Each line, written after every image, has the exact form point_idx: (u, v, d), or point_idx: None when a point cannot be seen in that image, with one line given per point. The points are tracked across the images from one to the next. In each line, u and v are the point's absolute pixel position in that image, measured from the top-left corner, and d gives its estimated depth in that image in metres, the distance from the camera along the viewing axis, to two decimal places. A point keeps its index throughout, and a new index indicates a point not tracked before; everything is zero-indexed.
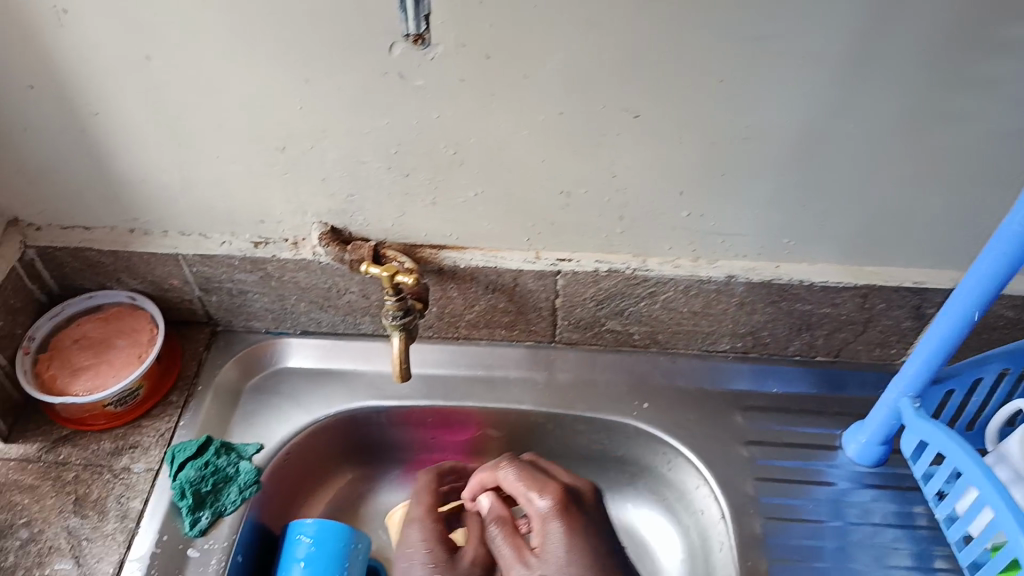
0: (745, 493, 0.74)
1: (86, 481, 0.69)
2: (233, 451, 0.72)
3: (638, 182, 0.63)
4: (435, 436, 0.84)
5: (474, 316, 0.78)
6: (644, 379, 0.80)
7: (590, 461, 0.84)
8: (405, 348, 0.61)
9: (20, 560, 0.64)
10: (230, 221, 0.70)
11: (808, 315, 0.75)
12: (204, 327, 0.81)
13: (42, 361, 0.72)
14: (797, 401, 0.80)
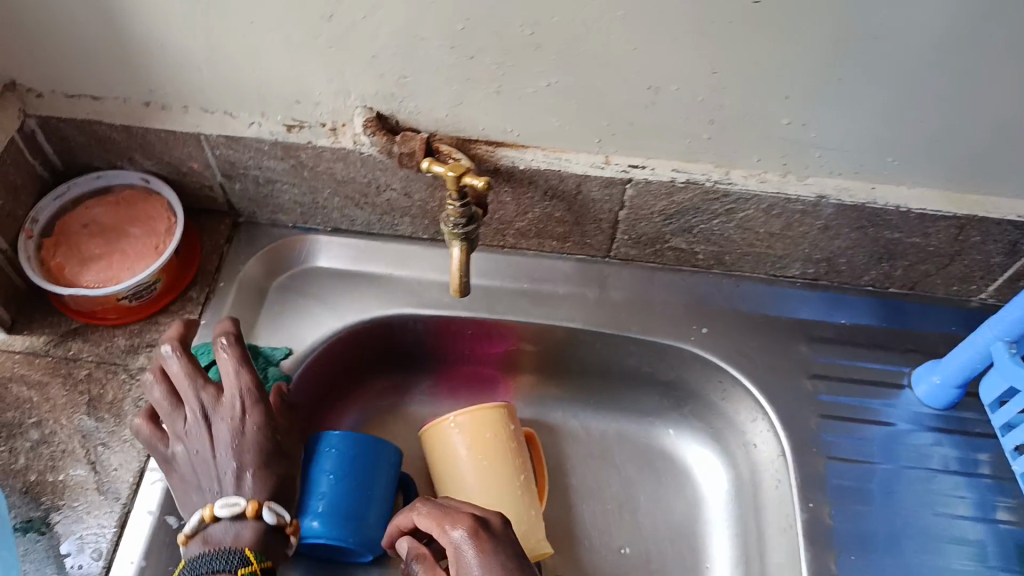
0: (805, 429, 0.69)
1: (101, 381, 0.64)
2: (260, 355, 0.66)
3: (739, 83, 0.55)
4: (471, 348, 0.78)
5: (525, 223, 0.70)
6: (705, 303, 0.73)
7: (634, 383, 0.79)
8: (464, 260, 0.55)
9: (33, 462, 0.61)
10: (261, 100, 0.61)
11: (893, 244, 0.68)
12: (224, 218, 0.73)
13: (47, 247, 0.65)
14: (865, 334, 0.74)
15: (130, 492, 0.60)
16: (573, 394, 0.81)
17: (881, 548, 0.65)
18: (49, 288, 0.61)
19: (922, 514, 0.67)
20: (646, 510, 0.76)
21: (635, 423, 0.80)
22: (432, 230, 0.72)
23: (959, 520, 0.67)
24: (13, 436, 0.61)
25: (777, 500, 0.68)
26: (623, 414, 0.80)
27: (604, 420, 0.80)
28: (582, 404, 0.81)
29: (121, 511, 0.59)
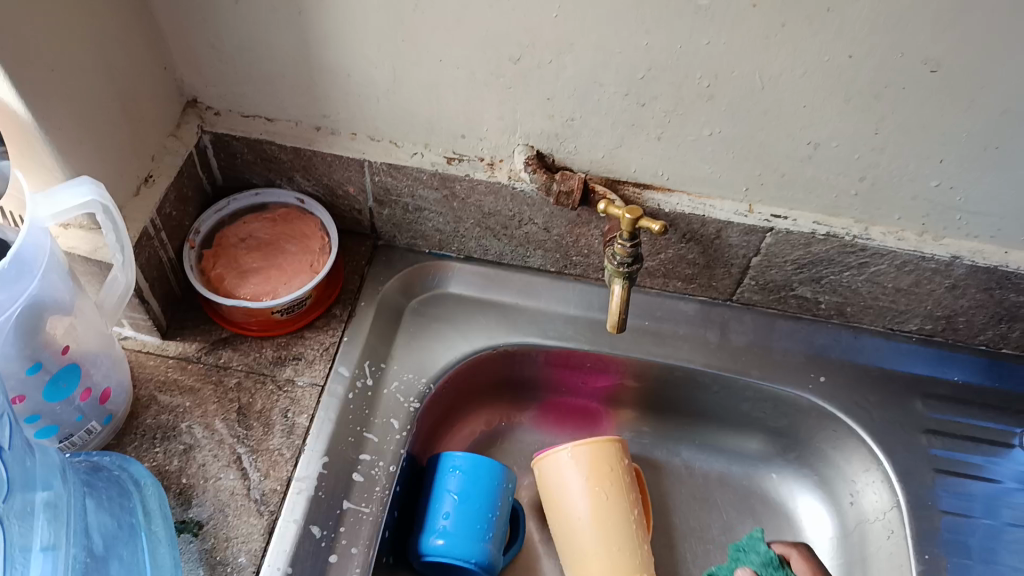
0: (925, 484, 0.70)
1: (250, 390, 0.66)
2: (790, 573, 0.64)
3: (898, 144, 0.58)
4: (581, 381, 0.80)
5: (656, 263, 0.73)
6: (824, 353, 0.75)
7: (742, 427, 0.80)
8: (624, 297, 0.57)
9: (185, 466, 0.62)
10: (430, 131, 0.65)
11: (1017, 307, 0.70)
12: (364, 240, 0.76)
13: (207, 258, 0.68)
14: (979, 393, 0.74)
15: (276, 500, 0.61)
16: (680, 434, 0.82)
17: None
18: (212, 296, 0.64)
19: None
20: None
21: (743, 467, 0.80)
22: (561, 264, 0.75)
23: None
24: (166, 438, 0.63)
25: (889, 552, 0.69)
26: (730, 457, 0.81)
27: (707, 461, 0.81)
28: (688, 445, 0.81)
29: (268, 517, 0.60)
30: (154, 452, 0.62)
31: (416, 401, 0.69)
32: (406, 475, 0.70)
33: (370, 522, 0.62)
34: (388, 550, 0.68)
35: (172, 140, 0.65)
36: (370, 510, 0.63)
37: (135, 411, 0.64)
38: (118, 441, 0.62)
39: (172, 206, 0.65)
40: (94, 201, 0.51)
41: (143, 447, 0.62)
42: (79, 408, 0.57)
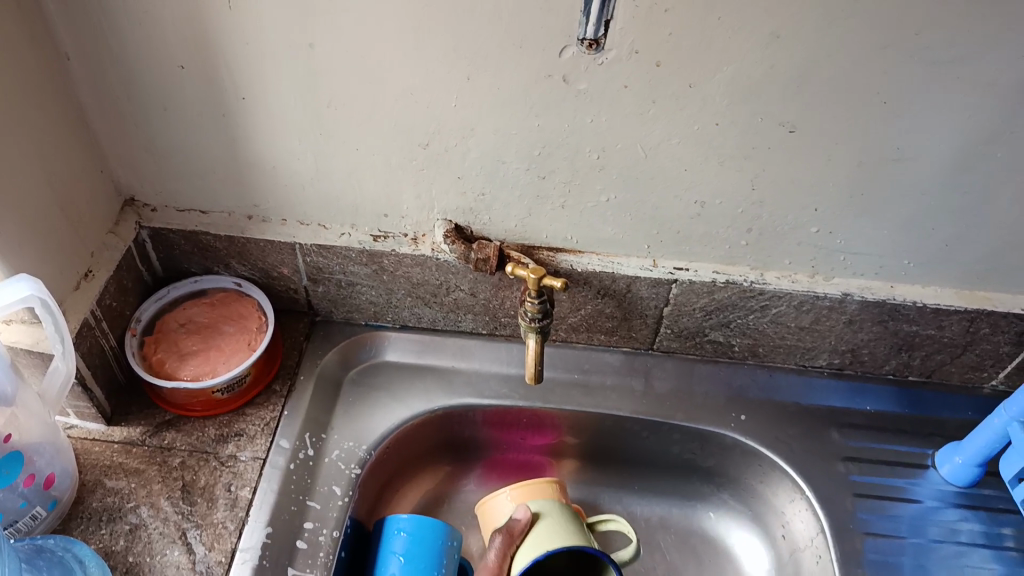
0: (845, 509, 0.74)
1: (193, 467, 0.69)
2: None
3: (775, 198, 0.64)
4: (520, 437, 0.83)
5: (577, 319, 0.78)
6: (743, 393, 0.80)
7: (676, 469, 0.83)
8: (538, 350, 0.62)
9: (130, 546, 0.64)
10: (354, 212, 0.70)
11: (912, 336, 0.76)
12: (302, 317, 0.80)
13: (149, 344, 0.72)
14: (890, 420, 0.79)
15: (222, 572, 0.63)
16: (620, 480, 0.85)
17: None
18: (153, 380, 0.68)
19: None
20: None
21: (682, 508, 0.83)
22: (492, 325, 0.79)
23: None
24: (112, 520, 0.65)
25: None
26: (669, 500, 0.84)
27: (647, 505, 0.83)
28: (628, 490, 0.84)
29: None
30: (100, 534, 0.64)
31: (356, 468, 0.72)
32: (352, 541, 0.72)
33: None
34: None
35: (111, 236, 0.70)
36: None
37: (81, 496, 0.66)
38: (63, 525, 0.64)
39: (113, 298, 0.69)
40: (32, 295, 0.54)
41: (89, 529, 0.65)
42: (23, 495, 0.60)
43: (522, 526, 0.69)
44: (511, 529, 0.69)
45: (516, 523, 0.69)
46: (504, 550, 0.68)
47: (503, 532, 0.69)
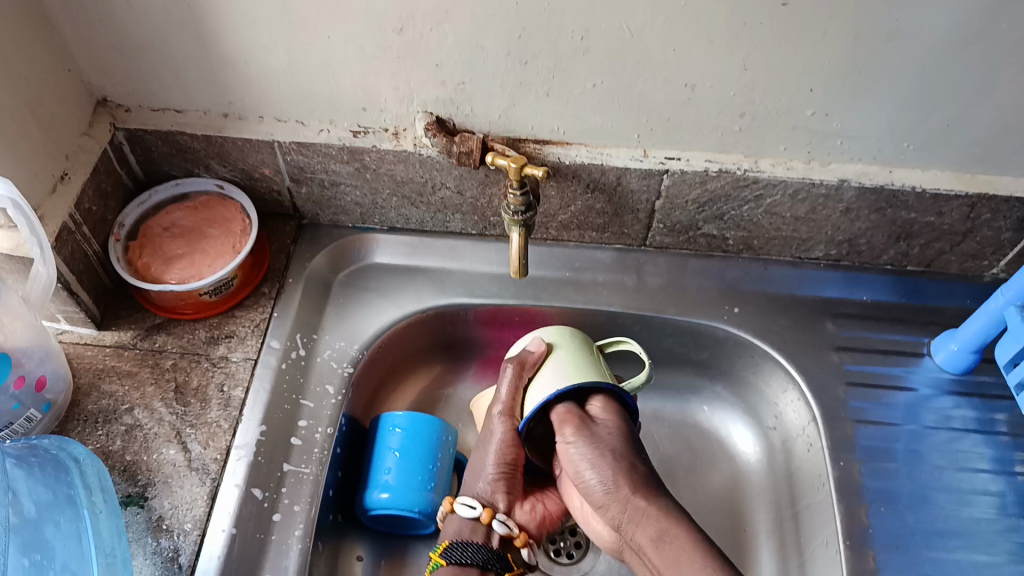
0: (836, 397, 0.74)
1: (185, 369, 0.70)
2: None
3: (767, 79, 0.61)
4: (513, 337, 0.83)
5: (568, 215, 0.76)
6: (737, 286, 0.79)
7: (671, 364, 0.83)
8: (522, 244, 0.61)
9: (128, 445, 0.66)
10: (332, 107, 0.68)
11: (910, 224, 0.74)
12: (289, 220, 0.79)
13: (134, 249, 0.72)
14: (886, 310, 0.78)
15: (218, 467, 0.65)
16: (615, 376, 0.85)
17: (894, 497, 0.69)
18: (139, 285, 0.68)
19: (945, 470, 0.70)
20: (685, 481, 0.79)
21: (677, 402, 0.84)
22: (481, 225, 0.78)
23: (981, 474, 0.70)
24: (108, 421, 0.67)
25: (810, 462, 0.73)
26: (663, 394, 0.84)
27: (642, 400, 0.84)
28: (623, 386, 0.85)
29: (211, 484, 0.64)
30: (97, 435, 0.66)
31: (348, 367, 0.73)
32: (348, 437, 0.74)
33: (310, 480, 0.67)
34: (332, 508, 0.70)
35: (86, 139, 0.68)
36: (310, 470, 0.67)
37: (76, 399, 0.68)
38: (61, 427, 0.66)
39: (92, 202, 0.68)
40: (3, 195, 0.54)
41: (86, 431, 0.66)
42: (15, 397, 0.61)
43: (536, 358, 0.69)
44: (524, 360, 0.68)
45: (528, 355, 0.69)
46: (517, 381, 0.68)
47: (516, 362, 0.68)
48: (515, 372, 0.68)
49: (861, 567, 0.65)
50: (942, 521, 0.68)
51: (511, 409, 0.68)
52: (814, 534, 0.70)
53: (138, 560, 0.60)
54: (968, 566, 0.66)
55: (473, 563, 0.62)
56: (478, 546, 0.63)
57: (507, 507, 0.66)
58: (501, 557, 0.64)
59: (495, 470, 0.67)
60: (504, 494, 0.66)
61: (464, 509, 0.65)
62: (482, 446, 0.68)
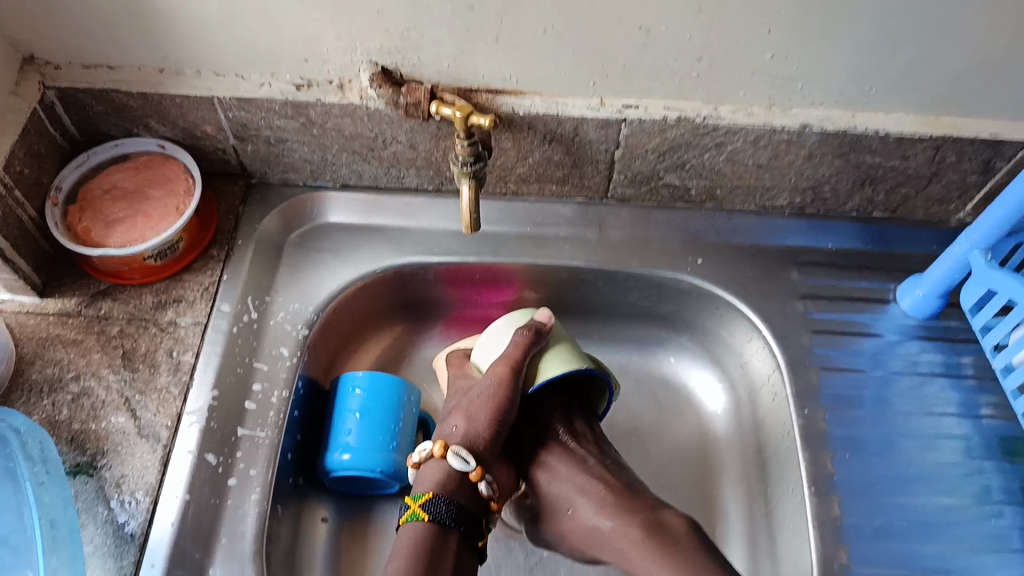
0: (800, 347, 0.73)
1: (133, 335, 0.68)
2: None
3: (724, 21, 0.59)
4: (475, 295, 0.81)
5: (526, 169, 0.74)
6: (701, 237, 0.77)
7: (636, 318, 0.82)
8: (473, 198, 0.59)
9: (75, 414, 0.64)
10: (273, 59, 0.65)
11: (875, 169, 0.72)
12: (238, 180, 0.77)
13: (73, 213, 0.69)
14: (852, 257, 0.77)
15: (169, 434, 0.63)
16: (580, 331, 0.84)
17: (859, 445, 0.68)
18: (78, 249, 0.65)
19: (912, 415, 0.70)
20: (651, 435, 0.79)
21: (642, 356, 0.83)
22: (438, 180, 0.75)
23: (947, 418, 0.70)
24: (53, 390, 0.65)
25: (775, 411, 0.72)
26: (629, 349, 0.83)
27: (607, 356, 0.83)
28: (589, 342, 0.83)
29: (162, 451, 0.62)
30: (42, 405, 0.64)
31: (303, 329, 0.71)
32: (307, 400, 0.72)
33: (266, 444, 0.65)
34: (292, 472, 0.69)
35: (15, 99, 0.65)
36: (266, 433, 0.65)
37: (20, 369, 0.65)
38: (5, 399, 0.64)
39: (24, 164, 0.65)
40: None
41: (31, 401, 0.64)
42: None
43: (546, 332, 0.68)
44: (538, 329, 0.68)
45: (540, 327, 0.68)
46: (531, 345, 0.66)
47: (531, 329, 0.67)
48: (530, 337, 0.66)
49: (824, 514, 0.64)
50: (906, 466, 0.67)
51: (516, 367, 0.65)
52: (782, 481, 0.70)
53: (90, 529, 0.59)
54: (933, 510, 0.66)
55: (448, 525, 0.58)
56: (456, 507, 0.59)
57: (490, 466, 0.62)
58: (473, 523, 0.60)
59: (489, 420, 0.63)
60: (492, 448, 0.62)
61: (458, 462, 0.60)
62: (482, 395, 0.64)
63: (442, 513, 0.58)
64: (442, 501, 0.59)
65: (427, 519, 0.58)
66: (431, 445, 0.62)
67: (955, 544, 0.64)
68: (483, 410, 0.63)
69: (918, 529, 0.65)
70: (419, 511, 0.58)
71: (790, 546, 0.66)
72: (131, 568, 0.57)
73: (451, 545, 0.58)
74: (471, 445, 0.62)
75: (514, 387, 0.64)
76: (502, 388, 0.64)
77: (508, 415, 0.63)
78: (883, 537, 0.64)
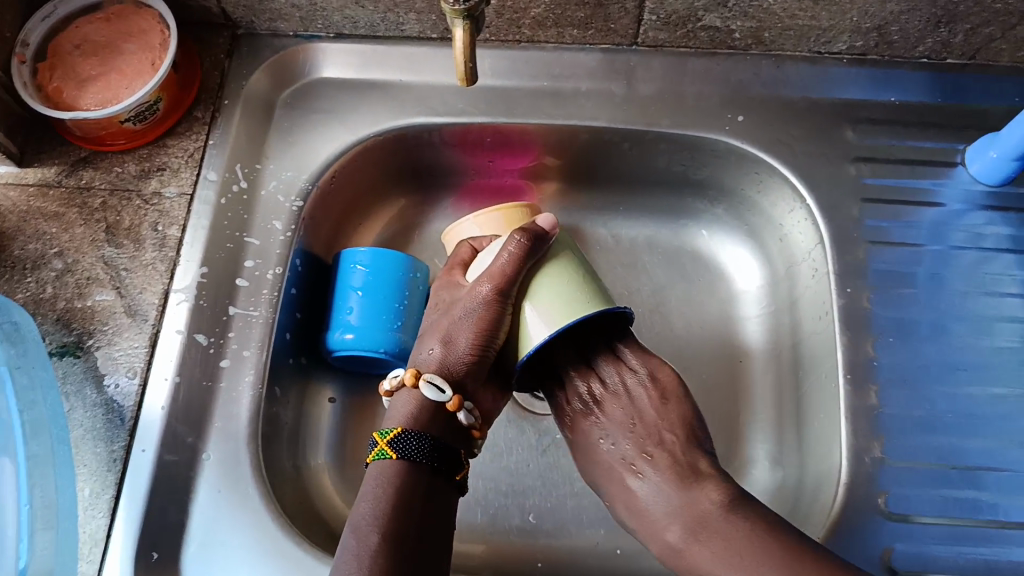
0: (850, 216, 0.64)
1: (116, 208, 0.62)
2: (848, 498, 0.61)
3: None
4: (490, 161, 0.74)
5: (541, 10, 0.64)
6: (743, 90, 0.68)
7: (666, 185, 0.74)
8: (468, 41, 0.50)
9: (60, 291, 0.59)
10: None
11: (955, 4, 0.60)
12: (222, 31, 0.69)
13: (43, 71, 0.62)
14: (918, 112, 0.67)
15: (157, 314, 0.59)
16: (605, 198, 0.76)
17: (906, 328, 0.61)
18: (47, 112, 0.59)
19: (969, 295, 0.62)
20: (679, 311, 0.73)
21: (673, 227, 0.76)
22: (441, 27, 0.67)
23: (1009, 299, 0.62)
24: (36, 268, 0.60)
25: (813, 291, 0.65)
26: (659, 219, 0.76)
27: (634, 226, 0.76)
28: (614, 210, 0.76)
29: (150, 331, 0.58)
30: (27, 284, 0.60)
31: (297, 201, 0.65)
32: (307, 277, 0.67)
33: (261, 323, 0.61)
34: (295, 352, 0.65)
35: None
36: (259, 313, 0.61)
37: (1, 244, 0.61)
38: None
39: None
40: None
41: (15, 279, 0.60)
42: None
43: (547, 240, 0.57)
44: (536, 236, 0.56)
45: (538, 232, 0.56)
46: (525, 260, 0.55)
47: (527, 238, 0.55)
48: (524, 249, 0.55)
49: (861, 403, 0.59)
50: (956, 353, 0.61)
51: (507, 289, 0.56)
52: (815, 365, 0.64)
53: (78, 413, 0.56)
54: (984, 401, 0.59)
55: (421, 462, 0.53)
56: (430, 441, 0.54)
57: (471, 392, 0.58)
58: (454, 457, 0.54)
59: (471, 347, 0.57)
60: (474, 377, 0.58)
61: (431, 391, 0.56)
62: (466, 317, 0.57)
63: (412, 451, 0.52)
64: (413, 438, 0.53)
65: (396, 457, 0.52)
66: (403, 373, 0.57)
67: (1004, 439, 0.58)
68: (465, 332, 0.57)
69: (962, 421, 0.59)
70: (386, 450, 0.53)
71: (821, 435, 0.61)
72: (123, 452, 0.55)
73: (426, 485, 0.52)
74: (448, 373, 0.57)
75: (500, 309, 0.56)
76: (488, 310, 0.56)
77: (494, 341, 0.57)
78: (925, 431, 0.58)
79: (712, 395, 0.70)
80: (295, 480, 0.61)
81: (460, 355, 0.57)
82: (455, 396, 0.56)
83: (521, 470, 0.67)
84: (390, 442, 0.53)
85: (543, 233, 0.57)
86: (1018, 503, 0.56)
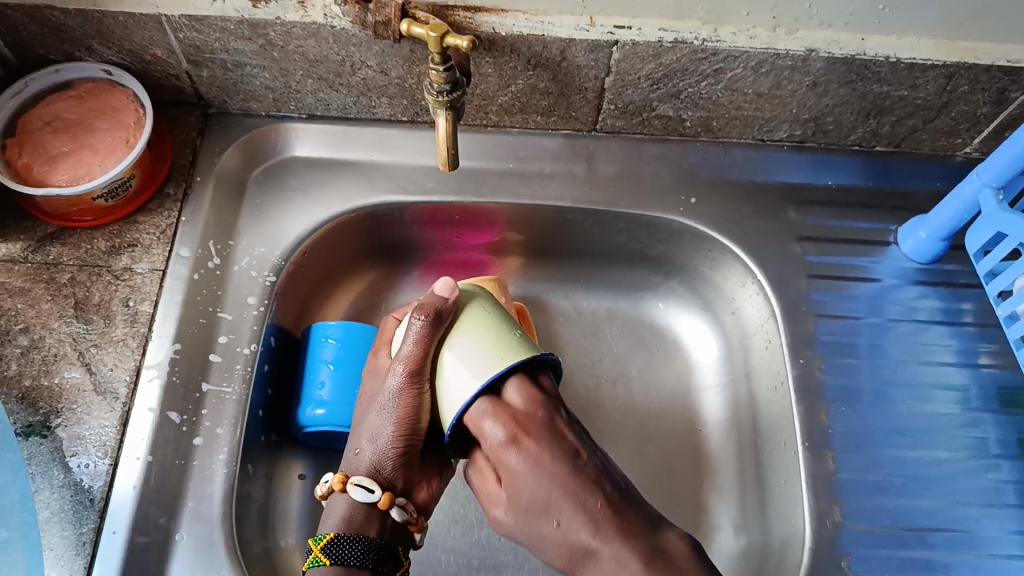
0: (797, 290, 0.69)
1: (86, 284, 0.62)
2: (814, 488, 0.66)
3: None
4: (456, 237, 0.76)
5: (509, 98, 0.68)
6: (696, 173, 0.73)
7: (624, 261, 0.78)
8: (451, 129, 0.55)
9: (25, 369, 0.58)
10: None
11: (881, 99, 0.67)
12: (194, 110, 0.71)
13: (11, 148, 0.62)
14: (853, 195, 0.73)
15: (128, 390, 0.58)
16: (566, 273, 0.79)
17: (851, 396, 0.65)
18: (21, 188, 0.59)
19: (908, 364, 0.67)
20: (639, 382, 0.76)
21: (631, 301, 0.79)
22: (412, 110, 0.69)
23: (945, 367, 0.67)
24: (0, 344, 0.59)
25: (768, 360, 0.69)
26: (617, 292, 0.79)
27: (594, 299, 0.79)
28: (575, 284, 0.79)
29: (121, 409, 0.58)
30: None
31: (270, 276, 0.66)
32: (277, 352, 0.68)
33: (233, 400, 0.61)
34: (265, 429, 0.65)
35: None
36: (233, 389, 0.61)
37: None
38: None
39: None
40: None
41: None
42: None
43: (449, 309, 0.58)
44: (438, 310, 0.57)
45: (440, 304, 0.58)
46: (430, 334, 0.57)
47: (428, 314, 0.57)
48: (428, 326, 0.57)
49: (818, 468, 0.62)
50: (898, 418, 0.65)
51: (419, 367, 0.57)
52: (773, 433, 0.67)
53: (44, 494, 0.54)
54: (928, 463, 0.63)
55: (358, 565, 0.53)
56: (364, 542, 0.54)
57: (404, 487, 0.58)
58: (385, 554, 0.55)
59: (394, 438, 0.57)
60: (401, 472, 0.57)
61: (361, 493, 0.55)
62: (385, 407, 0.57)
63: (351, 556, 0.53)
64: (350, 541, 0.53)
65: (332, 562, 0.52)
66: (332, 477, 0.56)
67: (947, 499, 0.62)
68: (389, 432, 0.57)
69: (911, 483, 0.63)
70: (321, 555, 0.53)
71: (779, 503, 0.65)
72: (92, 535, 0.54)
73: None
74: (377, 471, 0.57)
75: (421, 390, 0.57)
76: (408, 396, 0.57)
77: (419, 429, 0.58)
78: (877, 493, 0.62)
79: (675, 463, 0.72)
80: (267, 560, 0.60)
81: (388, 459, 0.57)
82: (386, 495, 0.55)
83: (493, 543, 0.67)
84: (326, 547, 0.53)
85: (442, 301, 0.58)
86: (963, 559, 0.60)
